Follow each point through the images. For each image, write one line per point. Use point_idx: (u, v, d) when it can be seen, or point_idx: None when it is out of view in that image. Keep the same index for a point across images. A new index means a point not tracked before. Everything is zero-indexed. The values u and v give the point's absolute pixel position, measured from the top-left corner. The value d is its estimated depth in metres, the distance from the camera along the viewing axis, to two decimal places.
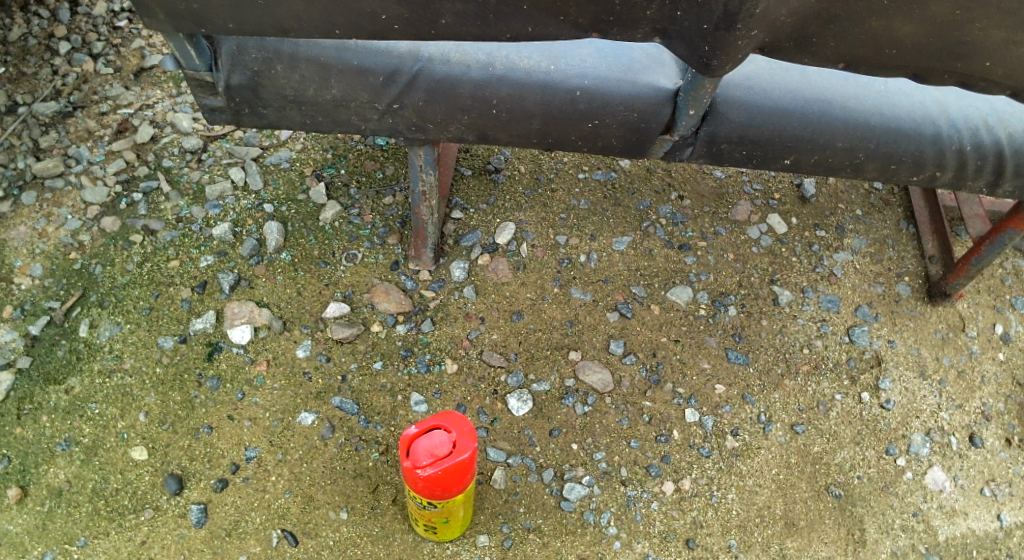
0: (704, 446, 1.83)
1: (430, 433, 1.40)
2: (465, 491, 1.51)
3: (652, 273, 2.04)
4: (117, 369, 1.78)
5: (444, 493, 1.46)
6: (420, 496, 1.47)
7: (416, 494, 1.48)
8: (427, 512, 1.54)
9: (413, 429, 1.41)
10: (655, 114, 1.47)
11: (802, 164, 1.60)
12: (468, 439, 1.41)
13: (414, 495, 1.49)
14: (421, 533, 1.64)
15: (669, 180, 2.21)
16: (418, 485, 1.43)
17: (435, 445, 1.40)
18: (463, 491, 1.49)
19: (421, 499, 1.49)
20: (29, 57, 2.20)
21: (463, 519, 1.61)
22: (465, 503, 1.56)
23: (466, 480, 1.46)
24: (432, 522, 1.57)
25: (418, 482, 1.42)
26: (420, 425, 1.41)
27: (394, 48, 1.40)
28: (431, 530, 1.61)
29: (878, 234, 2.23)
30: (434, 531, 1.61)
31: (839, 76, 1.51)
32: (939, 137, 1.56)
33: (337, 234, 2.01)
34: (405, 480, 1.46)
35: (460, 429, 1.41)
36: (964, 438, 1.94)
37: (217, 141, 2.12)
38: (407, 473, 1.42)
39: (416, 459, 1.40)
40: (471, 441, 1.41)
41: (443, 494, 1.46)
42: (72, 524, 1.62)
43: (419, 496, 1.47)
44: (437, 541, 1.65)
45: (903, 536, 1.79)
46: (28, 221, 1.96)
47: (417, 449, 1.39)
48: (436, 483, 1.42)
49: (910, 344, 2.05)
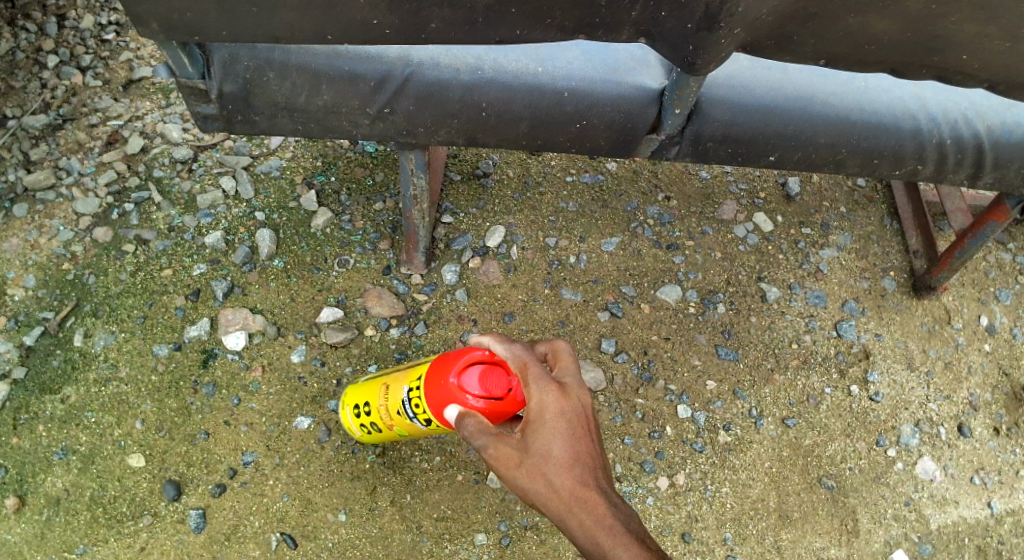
0: (696, 442, 1.87)
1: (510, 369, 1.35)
2: (429, 424, 1.50)
3: (641, 273, 2.06)
4: (113, 379, 1.79)
5: (439, 412, 1.42)
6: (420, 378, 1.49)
7: (426, 381, 1.45)
8: (390, 399, 1.58)
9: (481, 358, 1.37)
10: (640, 114, 1.51)
11: (786, 160, 1.64)
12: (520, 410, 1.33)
13: (428, 375, 1.45)
14: (348, 412, 1.70)
15: (656, 181, 2.22)
16: (446, 379, 1.37)
17: (493, 383, 1.33)
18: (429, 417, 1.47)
19: (411, 375, 1.53)
20: (17, 71, 2.21)
21: (394, 438, 1.65)
22: (419, 433, 1.58)
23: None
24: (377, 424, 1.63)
25: (451, 380, 1.36)
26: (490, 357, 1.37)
27: (384, 54, 1.42)
28: (368, 419, 1.65)
29: (863, 231, 2.26)
30: (367, 421, 1.66)
31: (821, 74, 1.54)
32: (918, 131, 1.60)
33: (329, 240, 2.02)
34: (439, 402, 1.40)
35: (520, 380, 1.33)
36: (953, 428, 1.99)
37: (208, 151, 2.12)
38: (461, 360, 1.38)
39: (475, 366, 1.36)
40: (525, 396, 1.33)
41: (436, 409, 1.43)
42: (70, 533, 1.66)
43: (431, 386, 1.43)
44: (354, 432, 1.71)
45: (895, 526, 1.87)
46: (21, 233, 1.96)
47: (472, 376, 1.34)
48: (451, 405, 1.37)
49: (897, 337, 2.08)
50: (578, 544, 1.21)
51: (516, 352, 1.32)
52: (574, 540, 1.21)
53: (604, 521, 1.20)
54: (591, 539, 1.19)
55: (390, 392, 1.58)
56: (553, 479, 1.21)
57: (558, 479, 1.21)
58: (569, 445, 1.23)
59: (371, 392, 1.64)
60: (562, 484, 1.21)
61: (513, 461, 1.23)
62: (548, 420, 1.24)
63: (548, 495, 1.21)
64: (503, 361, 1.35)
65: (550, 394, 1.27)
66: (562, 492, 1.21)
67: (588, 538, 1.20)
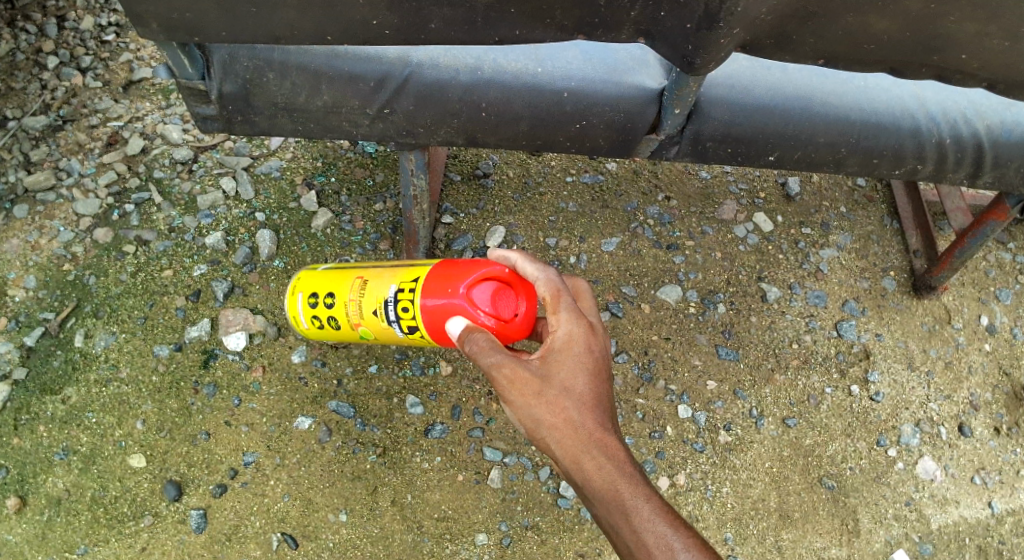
0: (697, 442, 1.87)
1: (519, 294, 1.40)
2: (409, 334, 1.55)
3: (641, 273, 2.06)
4: (113, 379, 1.79)
5: (433, 319, 1.46)
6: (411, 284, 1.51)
7: (426, 283, 1.48)
8: (369, 298, 1.60)
9: (500, 272, 1.42)
10: (640, 114, 1.51)
11: (785, 160, 1.64)
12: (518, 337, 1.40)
13: (430, 277, 1.48)
14: (316, 299, 1.70)
15: (656, 181, 2.22)
16: (457, 290, 1.41)
17: (504, 302, 1.39)
18: (412, 326, 1.52)
19: (400, 278, 1.55)
20: (17, 72, 2.21)
21: (356, 336, 1.68)
22: (388, 337, 1.62)
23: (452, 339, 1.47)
24: (337, 320, 1.67)
25: (460, 291, 1.41)
26: (508, 274, 1.42)
27: (384, 54, 1.43)
28: (337, 310, 1.66)
29: (863, 231, 2.26)
30: (334, 314, 1.67)
31: (820, 74, 1.54)
32: (918, 131, 1.60)
33: (330, 241, 2.02)
34: (441, 308, 1.44)
35: (528, 307, 1.40)
36: (953, 428, 1.99)
37: (208, 152, 2.12)
38: (473, 273, 1.42)
39: (487, 282, 1.41)
40: (528, 323, 1.40)
41: (429, 316, 1.47)
42: (71, 533, 1.66)
43: (432, 289, 1.46)
44: (315, 322, 1.72)
45: (896, 526, 1.87)
46: (21, 234, 1.97)
47: (488, 290, 1.39)
48: (452, 315, 1.42)
49: (897, 337, 2.09)
50: (586, 485, 1.25)
51: (545, 281, 1.34)
52: (584, 480, 1.24)
53: (620, 467, 1.24)
54: (604, 480, 1.23)
55: (371, 292, 1.59)
56: (575, 415, 1.24)
57: (580, 416, 1.24)
58: (591, 383, 1.27)
59: (347, 285, 1.64)
60: (582, 423, 1.24)
61: (536, 391, 1.24)
62: (575, 353, 1.28)
63: (567, 430, 1.24)
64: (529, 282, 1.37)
65: (579, 327, 1.30)
66: (582, 430, 1.24)
67: (602, 482, 1.23)
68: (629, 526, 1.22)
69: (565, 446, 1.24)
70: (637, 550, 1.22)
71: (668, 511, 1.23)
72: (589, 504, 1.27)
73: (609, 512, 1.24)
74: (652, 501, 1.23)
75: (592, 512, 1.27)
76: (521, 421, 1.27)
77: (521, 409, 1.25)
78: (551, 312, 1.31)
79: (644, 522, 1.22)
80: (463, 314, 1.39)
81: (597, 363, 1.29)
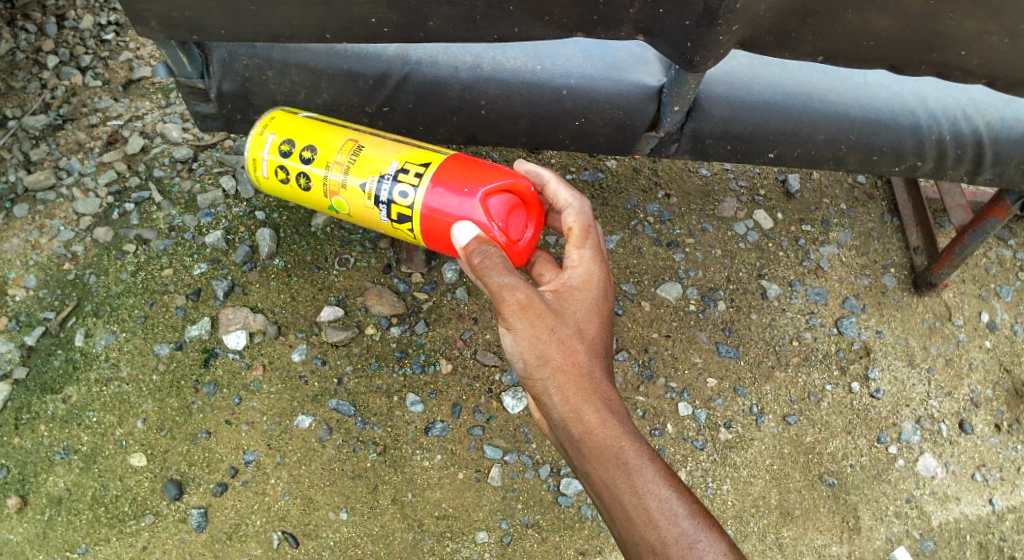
0: (697, 439, 1.87)
1: (531, 218, 1.43)
2: (393, 222, 1.49)
3: (641, 271, 2.05)
4: (114, 378, 1.80)
5: (434, 218, 1.42)
6: (417, 170, 1.44)
7: (437, 177, 1.42)
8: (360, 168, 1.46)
9: (522, 187, 1.42)
10: (640, 111, 1.51)
11: (786, 157, 1.64)
12: (519, 260, 1.43)
13: (443, 171, 1.43)
14: (286, 145, 1.50)
15: (656, 178, 2.21)
16: (477, 195, 1.39)
17: (514, 220, 1.41)
18: (403, 216, 1.46)
19: (404, 158, 1.45)
20: (17, 72, 2.21)
21: (319, 203, 1.54)
22: (360, 215, 1.53)
23: (446, 242, 1.45)
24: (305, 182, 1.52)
25: (479, 196, 1.39)
26: (529, 191, 1.43)
27: (383, 52, 1.43)
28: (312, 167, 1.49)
29: (863, 227, 2.25)
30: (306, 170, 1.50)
31: (820, 70, 1.54)
32: (918, 127, 1.60)
33: (330, 239, 2.01)
34: (449, 203, 1.41)
35: (533, 232, 1.43)
36: (954, 425, 1.99)
37: (208, 151, 2.12)
38: (496, 180, 1.41)
39: (506, 194, 1.40)
40: (527, 247, 1.43)
41: (430, 212, 1.42)
42: (72, 532, 1.67)
43: (444, 185, 1.42)
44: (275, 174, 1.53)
45: (897, 523, 1.87)
46: (21, 233, 1.97)
47: (504, 202, 1.39)
48: (460, 217, 1.39)
49: (898, 334, 2.08)
50: (587, 435, 1.30)
51: (574, 215, 1.44)
52: (585, 429, 1.30)
53: (623, 423, 1.31)
54: (605, 427, 1.30)
55: (364, 161, 1.46)
56: (584, 359, 1.32)
57: (587, 359, 1.32)
58: (599, 330, 1.37)
59: (331, 144, 1.48)
60: (589, 368, 1.32)
61: (549, 326, 1.30)
62: (589, 296, 1.38)
63: (573, 369, 1.31)
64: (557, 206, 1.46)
65: (599, 270, 1.41)
66: (588, 374, 1.32)
67: (604, 434, 1.30)
68: (630, 485, 1.28)
69: (570, 389, 1.31)
70: (635, 512, 1.27)
71: (670, 476, 1.30)
72: (585, 462, 1.31)
73: (609, 471, 1.29)
74: (654, 464, 1.30)
75: (586, 472, 1.32)
76: (528, 357, 1.31)
77: (531, 343, 1.30)
78: (573, 249, 1.42)
79: (646, 485, 1.28)
80: (472, 218, 1.38)
81: (604, 316, 1.39)
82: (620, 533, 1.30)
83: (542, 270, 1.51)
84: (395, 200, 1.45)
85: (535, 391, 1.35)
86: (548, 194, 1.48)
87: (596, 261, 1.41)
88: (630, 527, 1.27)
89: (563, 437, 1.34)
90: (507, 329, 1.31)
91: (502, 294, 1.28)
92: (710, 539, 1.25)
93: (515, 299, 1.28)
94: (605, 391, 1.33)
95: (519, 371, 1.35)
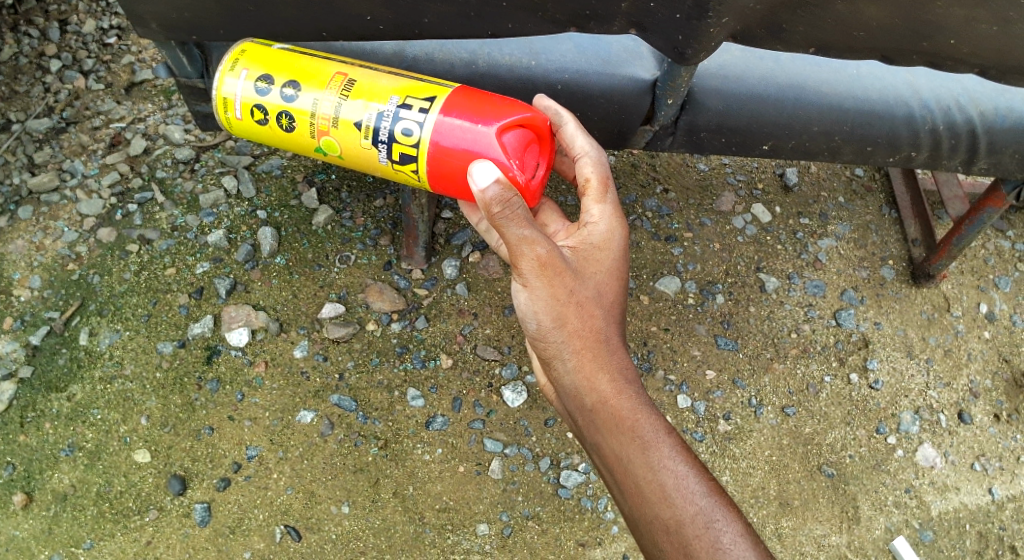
0: (696, 431, 1.88)
1: (542, 155, 1.41)
2: (394, 163, 1.42)
3: (640, 265, 2.06)
4: (118, 376, 1.82)
5: (445, 157, 1.36)
6: (418, 103, 1.37)
7: (448, 111, 1.35)
8: (354, 102, 1.39)
9: (535, 121, 1.38)
10: (634, 105, 1.52)
11: (781, 149, 1.65)
12: (532, 200, 1.40)
13: (453, 104, 1.36)
14: (270, 84, 1.41)
15: (655, 173, 2.22)
16: (493, 130, 1.33)
17: (528, 156, 1.37)
18: (406, 154, 1.39)
19: (403, 91, 1.38)
20: (20, 76, 2.24)
21: (309, 146, 1.46)
22: (353, 155, 1.45)
23: (456, 183, 1.39)
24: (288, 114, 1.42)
25: (496, 131, 1.33)
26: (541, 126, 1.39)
27: (381, 50, 1.48)
28: (298, 103, 1.41)
29: (861, 220, 2.26)
30: (291, 108, 1.41)
31: (814, 62, 1.54)
32: (911, 118, 1.61)
33: (331, 237, 2.03)
34: (461, 142, 1.34)
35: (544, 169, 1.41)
36: (953, 415, 2.00)
37: (210, 152, 2.14)
38: (511, 114, 1.35)
39: (521, 131, 1.36)
40: (541, 184, 1.40)
41: (441, 150, 1.36)
42: (78, 528, 1.68)
43: (457, 119, 1.34)
44: (256, 117, 1.44)
45: (896, 512, 1.87)
46: (25, 235, 1.99)
47: (520, 139, 1.35)
48: (474, 155, 1.34)
49: (896, 325, 2.09)
50: (600, 403, 1.32)
51: (592, 165, 1.43)
52: (598, 398, 1.33)
53: (636, 394, 1.34)
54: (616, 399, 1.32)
55: (360, 91, 1.39)
56: (601, 325, 1.35)
57: (604, 325, 1.35)
58: (615, 297, 1.39)
59: (321, 78, 1.40)
60: (606, 334, 1.36)
61: (569, 287, 1.32)
62: (607, 260, 1.40)
63: (590, 335, 1.34)
64: (574, 150, 1.44)
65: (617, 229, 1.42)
66: (604, 341, 1.35)
67: (619, 403, 1.32)
68: (645, 458, 1.28)
69: (585, 354, 1.34)
70: (651, 488, 1.27)
71: (687, 452, 1.31)
72: (600, 432, 1.33)
73: (621, 443, 1.30)
74: (669, 439, 1.31)
75: (598, 442, 1.33)
76: (544, 318, 1.33)
77: (548, 303, 1.32)
78: (593, 204, 1.43)
79: (662, 460, 1.28)
80: (490, 157, 1.33)
81: (620, 283, 1.41)
82: (632, 510, 1.30)
83: (545, 219, 1.51)
84: (397, 136, 1.38)
85: (549, 355, 1.37)
86: (564, 137, 1.44)
87: (616, 217, 1.43)
88: (644, 503, 1.28)
89: (575, 405, 1.36)
90: (524, 285, 1.32)
91: (522, 248, 1.27)
92: (726, 519, 1.25)
93: (534, 254, 1.27)
94: (619, 359, 1.36)
95: (534, 332, 1.36)
